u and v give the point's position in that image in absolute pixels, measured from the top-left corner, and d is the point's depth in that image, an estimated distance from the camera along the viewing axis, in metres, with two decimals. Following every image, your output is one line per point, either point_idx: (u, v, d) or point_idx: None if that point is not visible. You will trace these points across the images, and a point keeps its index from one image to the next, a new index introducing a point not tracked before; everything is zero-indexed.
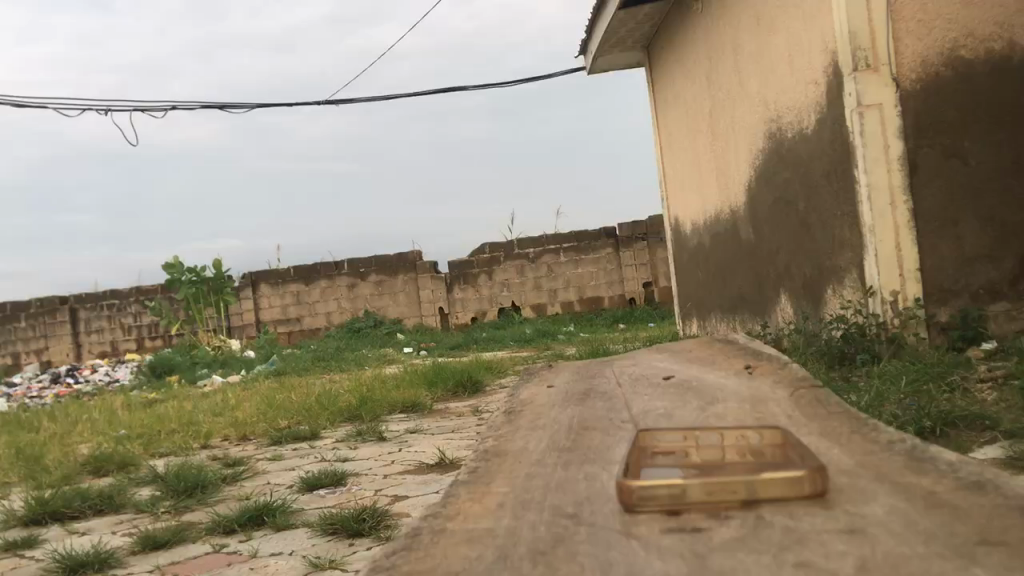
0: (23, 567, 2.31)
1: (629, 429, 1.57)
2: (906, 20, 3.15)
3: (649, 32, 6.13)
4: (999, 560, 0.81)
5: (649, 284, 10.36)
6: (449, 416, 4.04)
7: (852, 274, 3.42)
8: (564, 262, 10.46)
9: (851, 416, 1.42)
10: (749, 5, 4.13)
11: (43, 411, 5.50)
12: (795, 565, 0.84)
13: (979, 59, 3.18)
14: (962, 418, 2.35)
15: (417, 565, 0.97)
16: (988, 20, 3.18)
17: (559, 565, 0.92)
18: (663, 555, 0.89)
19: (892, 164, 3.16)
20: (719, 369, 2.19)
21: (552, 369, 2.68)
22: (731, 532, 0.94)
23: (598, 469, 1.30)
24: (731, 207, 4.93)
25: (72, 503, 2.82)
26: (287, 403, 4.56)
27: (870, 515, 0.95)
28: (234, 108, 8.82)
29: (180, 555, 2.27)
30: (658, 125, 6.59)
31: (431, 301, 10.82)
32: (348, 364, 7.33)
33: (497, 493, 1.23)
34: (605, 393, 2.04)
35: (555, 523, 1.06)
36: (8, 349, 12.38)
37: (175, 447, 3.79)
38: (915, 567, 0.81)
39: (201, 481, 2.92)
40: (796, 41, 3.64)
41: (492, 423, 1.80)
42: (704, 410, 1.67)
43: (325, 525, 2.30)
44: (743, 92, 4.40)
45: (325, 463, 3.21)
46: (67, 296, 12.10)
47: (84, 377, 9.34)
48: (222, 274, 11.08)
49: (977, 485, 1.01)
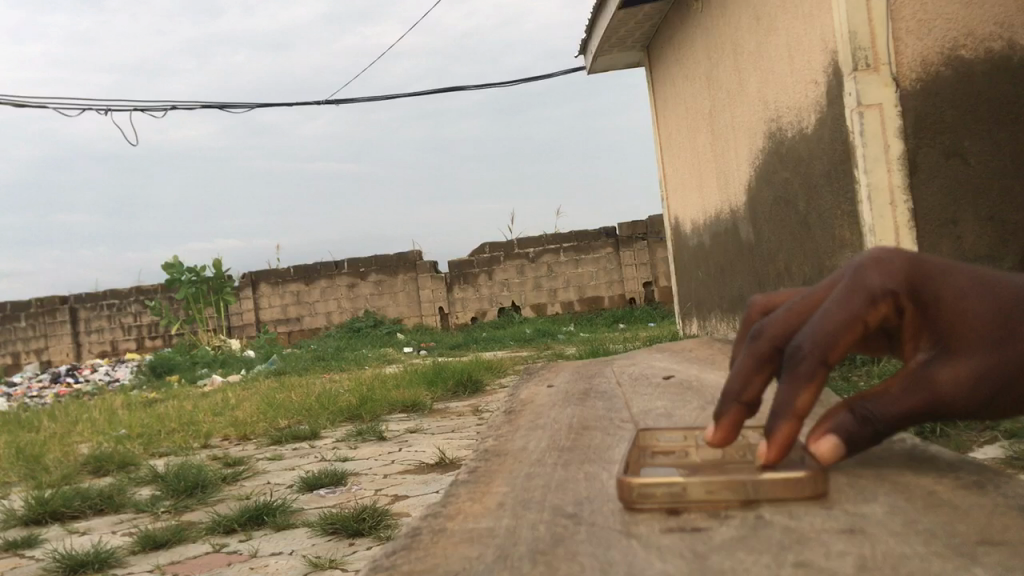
0: (23, 567, 2.30)
1: (628, 430, 1.57)
2: (905, 19, 3.15)
3: (649, 32, 6.13)
4: (999, 559, 0.80)
5: (649, 284, 10.35)
6: (449, 416, 4.04)
7: None
8: (564, 262, 10.45)
9: None
10: (749, 6, 4.14)
11: (42, 411, 5.50)
12: (794, 565, 0.84)
13: (978, 59, 3.18)
14: (962, 418, 2.36)
15: (416, 565, 0.97)
16: (988, 19, 3.17)
17: (559, 565, 0.91)
18: (664, 556, 0.89)
19: (892, 163, 3.16)
20: (718, 368, 2.19)
21: (551, 368, 2.67)
22: (731, 532, 0.94)
23: (598, 469, 1.30)
24: (731, 206, 4.93)
25: (71, 503, 2.82)
26: (287, 403, 4.56)
27: (871, 515, 0.95)
28: (234, 108, 8.89)
29: (180, 555, 2.27)
30: (658, 126, 6.59)
31: (431, 301, 10.82)
32: (348, 364, 7.32)
33: (497, 493, 1.23)
34: (605, 393, 2.03)
35: (555, 523, 1.06)
36: (8, 348, 12.36)
37: (175, 447, 3.79)
38: (915, 567, 0.80)
39: (201, 480, 2.91)
40: (796, 41, 3.64)
41: (491, 423, 1.80)
42: (703, 411, 1.66)
43: (324, 525, 2.30)
44: (743, 92, 4.40)
45: (325, 463, 3.20)
46: (67, 295, 12.09)
47: (84, 377, 9.33)
48: (223, 273, 11.14)
49: (977, 485, 1.00)
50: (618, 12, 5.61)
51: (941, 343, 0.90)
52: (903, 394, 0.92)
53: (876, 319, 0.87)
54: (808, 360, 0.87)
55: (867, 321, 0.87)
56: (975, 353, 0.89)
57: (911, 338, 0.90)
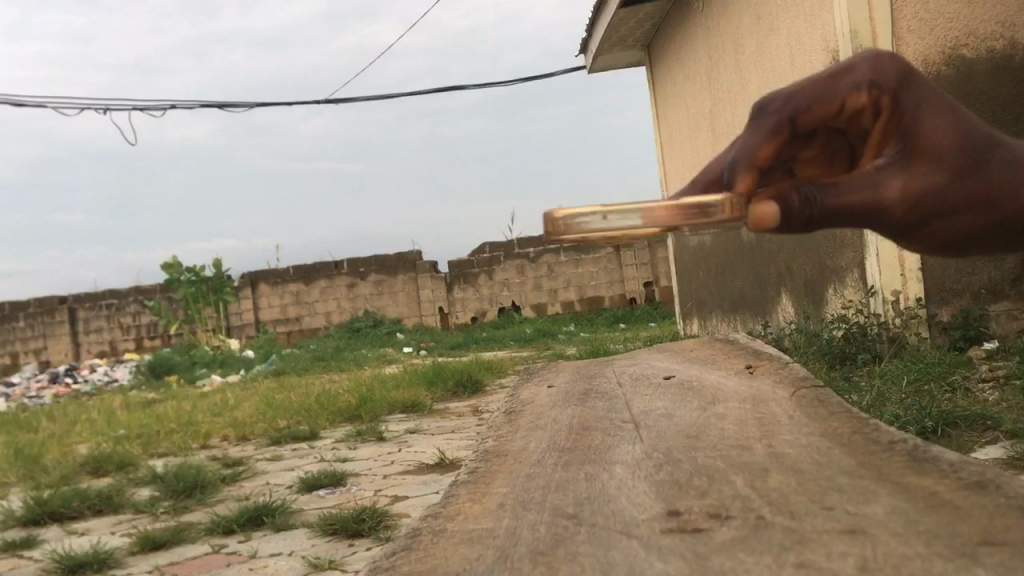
0: (22, 568, 2.30)
1: (629, 430, 1.56)
2: (906, 19, 3.14)
3: (649, 31, 6.14)
4: (1000, 560, 0.79)
5: (649, 284, 10.21)
6: (449, 416, 4.04)
7: (852, 274, 3.59)
8: (564, 262, 10.41)
9: (851, 416, 1.40)
10: (749, 5, 4.14)
11: (42, 411, 5.50)
12: (795, 565, 0.83)
13: (980, 58, 3.15)
14: (963, 418, 2.36)
15: (416, 565, 0.96)
16: (989, 18, 3.15)
17: (559, 565, 0.90)
18: (663, 556, 0.89)
19: None
20: (719, 368, 2.18)
21: (551, 368, 2.66)
22: (731, 532, 0.93)
23: (599, 469, 1.29)
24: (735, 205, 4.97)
25: (70, 503, 2.81)
26: (287, 403, 4.55)
27: (871, 515, 0.94)
28: (234, 109, 8.87)
29: (179, 555, 2.26)
30: (658, 125, 6.60)
31: (431, 301, 10.83)
32: (347, 364, 7.32)
33: (497, 493, 1.22)
34: (605, 393, 2.03)
35: (555, 523, 1.05)
36: (8, 348, 12.37)
37: (174, 447, 3.79)
38: (916, 567, 0.79)
39: (201, 480, 2.90)
40: (797, 41, 3.65)
41: (491, 422, 1.79)
42: (704, 411, 1.65)
43: (324, 525, 2.29)
44: (743, 91, 4.40)
45: (325, 463, 3.20)
46: (66, 295, 12.08)
47: (84, 377, 9.33)
48: (222, 273, 11.14)
49: (979, 484, 0.99)
50: (618, 12, 5.61)
51: (911, 139, 0.66)
52: (847, 181, 0.63)
53: (856, 102, 0.69)
54: (781, 117, 0.69)
55: (844, 102, 0.69)
56: (936, 164, 0.65)
57: (877, 136, 0.69)
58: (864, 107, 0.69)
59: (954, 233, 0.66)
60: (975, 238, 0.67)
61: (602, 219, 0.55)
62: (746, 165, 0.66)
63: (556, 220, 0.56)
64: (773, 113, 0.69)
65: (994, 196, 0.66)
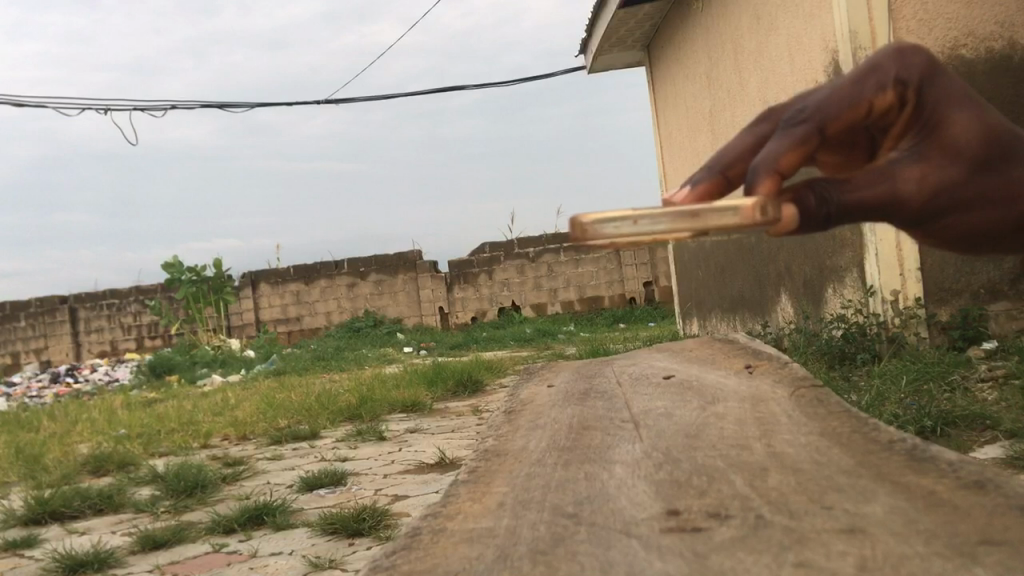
0: (23, 567, 2.30)
1: (629, 430, 1.56)
2: (906, 19, 3.13)
3: (649, 31, 6.14)
4: (999, 559, 0.80)
5: (649, 284, 10.20)
6: (449, 416, 4.04)
7: (852, 274, 3.59)
8: (564, 262, 10.41)
9: (850, 415, 1.40)
10: (749, 5, 4.15)
11: (42, 411, 5.50)
12: (795, 565, 0.83)
13: (979, 59, 3.16)
14: (962, 418, 2.36)
15: (416, 565, 0.96)
16: (988, 19, 3.15)
17: (559, 565, 0.91)
18: (664, 556, 0.89)
19: None
20: (719, 368, 2.18)
21: (551, 368, 2.66)
22: (731, 532, 0.94)
23: (598, 469, 1.29)
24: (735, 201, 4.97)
25: (71, 502, 2.82)
26: (287, 402, 4.55)
27: (871, 515, 0.95)
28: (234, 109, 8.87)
29: (180, 555, 2.27)
30: (658, 125, 6.60)
31: (431, 301, 10.84)
32: (348, 364, 7.32)
33: (497, 493, 1.22)
34: (604, 393, 2.03)
35: (555, 523, 1.05)
36: (8, 348, 12.35)
37: (174, 447, 3.79)
38: (915, 567, 0.80)
39: (201, 480, 2.91)
40: (796, 41, 3.66)
41: (491, 422, 1.79)
42: (703, 411, 1.65)
43: (324, 524, 2.29)
44: (742, 92, 4.41)
45: (325, 463, 3.20)
46: (67, 295, 12.08)
47: (84, 377, 9.32)
48: (222, 273, 11.13)
49: (978, 484, 1.00)
50: (618, 11, 5.62)
51: (934, 135, 0.68)
52: (861, 177, 0.66)
53: (883, 102, 0.70)
54: (808, 122, 0.70)
55: (872, 102, 0.70)
56: (954, 159, 0.67)
57: (901, 131, 0.70)
58: (890, 104, 0.70)
59: (973, 226, 0.67)
60: (994, 233, 0.68)
61: (616, 226, 0.61)
62: (770, 167, 0.67)
63: (581, 225, 0.62)
64: (803, 119, 0.70)
65: (1014, 191, 0.67)
